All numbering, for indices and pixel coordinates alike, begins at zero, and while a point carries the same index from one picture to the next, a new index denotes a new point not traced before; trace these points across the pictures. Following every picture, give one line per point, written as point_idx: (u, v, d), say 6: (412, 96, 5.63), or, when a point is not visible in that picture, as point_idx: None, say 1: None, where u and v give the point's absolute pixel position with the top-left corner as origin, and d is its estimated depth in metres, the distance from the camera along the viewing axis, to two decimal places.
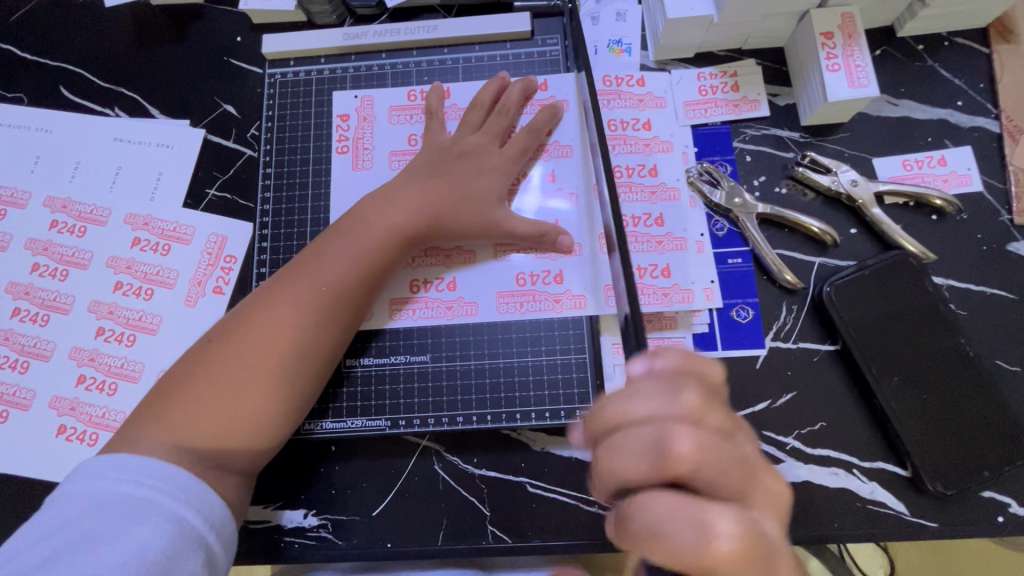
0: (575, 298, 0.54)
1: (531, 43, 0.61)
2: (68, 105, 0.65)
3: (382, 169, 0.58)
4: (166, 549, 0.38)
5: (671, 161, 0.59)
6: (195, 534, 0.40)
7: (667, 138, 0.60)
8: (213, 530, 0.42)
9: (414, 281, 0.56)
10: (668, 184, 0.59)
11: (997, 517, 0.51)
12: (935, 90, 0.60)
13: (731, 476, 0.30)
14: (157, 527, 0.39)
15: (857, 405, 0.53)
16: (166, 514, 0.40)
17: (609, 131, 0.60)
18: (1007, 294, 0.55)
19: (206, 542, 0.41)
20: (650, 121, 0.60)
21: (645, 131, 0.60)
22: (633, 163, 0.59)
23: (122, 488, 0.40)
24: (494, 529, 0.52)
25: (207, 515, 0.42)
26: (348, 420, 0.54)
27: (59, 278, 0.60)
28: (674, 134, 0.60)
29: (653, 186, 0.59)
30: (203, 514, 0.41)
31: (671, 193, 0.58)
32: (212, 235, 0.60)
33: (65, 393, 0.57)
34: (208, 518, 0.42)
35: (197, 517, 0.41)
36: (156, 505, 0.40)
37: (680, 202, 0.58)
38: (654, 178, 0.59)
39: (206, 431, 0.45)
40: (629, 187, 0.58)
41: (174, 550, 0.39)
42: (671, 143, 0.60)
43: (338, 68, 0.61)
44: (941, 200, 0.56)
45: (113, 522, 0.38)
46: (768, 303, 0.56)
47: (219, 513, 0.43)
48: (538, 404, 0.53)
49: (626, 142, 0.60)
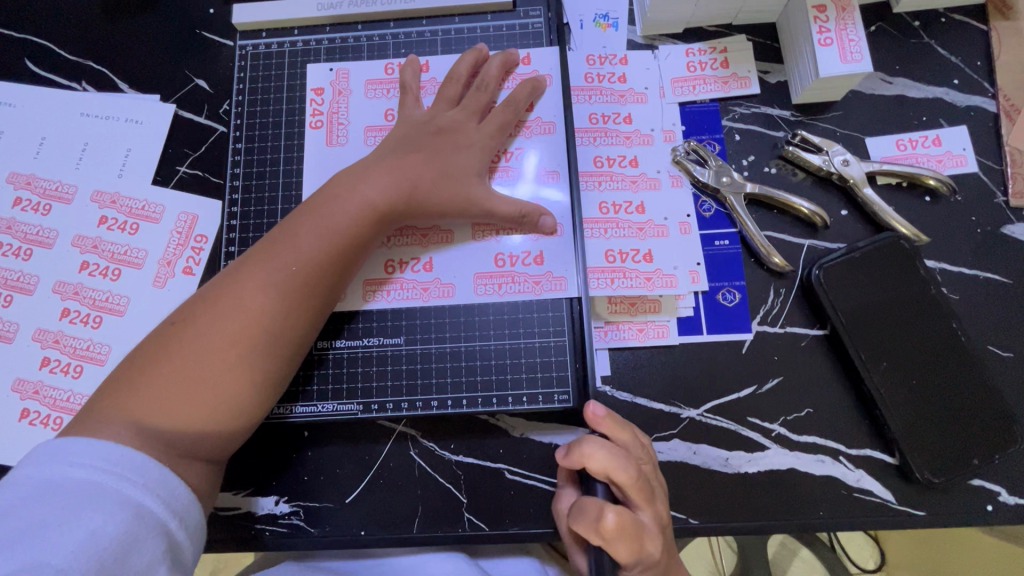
0: (555, 280, 0.53)
1: (514, 15, 0.59)
2: (34, 79, 0.62)
3: (358, 145, 0.56)
4: (122, 535, 0.36)
5: (652, 152, 0.57)
6: (155, 520, 0.39)
7: (648, 131, 0.57)
8: (175, 517, 0.40)
9: (390, 261, 0.54)
10: (648, 175, 0.56)
11: (986, 506, 0.49)
12: (931, 68, 0.58)
13: (636, 496, 0.42)
14: (110, 512, 0.37)
15: (844, 391, 0.52)
16: (123, 500, 0.38)
17: (589, 123, 0.57)
18: (1001, 279, 0.53)
19: (167, 528, 0.39)
20: (631, 115, 0.58)
21: (626, 124, 0.58)
22: (613, 154, 0.57)
23: (76, 473, 0.38)
24: (471, 516, 0.51)
25: (169, 500, 0.40)
26: (318, 405, 0.52)
27: (22, 258, 0.58)
28: (655, 126, 0.58)
29: (633, 176, 0.56)
30: (164, 500, 0.40)
31: (651, 182, 0.56)
32: (183, 214, 0.58)
33: (29, 375, 0.55)
34: (169, 504, 0.40)
35: (157, 502, 0.39)
36: (113, 490, 0.38)
37: (662, 191, 0.56)
38: (634, 168, 0.57)
39: (171, 414, 0.43)
40: (609, 177, 0.56)
41: (132, 536, 0.37)
42: (651, 138, 0.57)
43: (312, 41, 0.59)
44: (935, 181, 0.54)
45: (65, 508, 0.36)
46: (755, 286, 0.54)
47: (182, 499, 0.41)
48: (516, 388, 0.51)
49: (607, 135, 0.57)
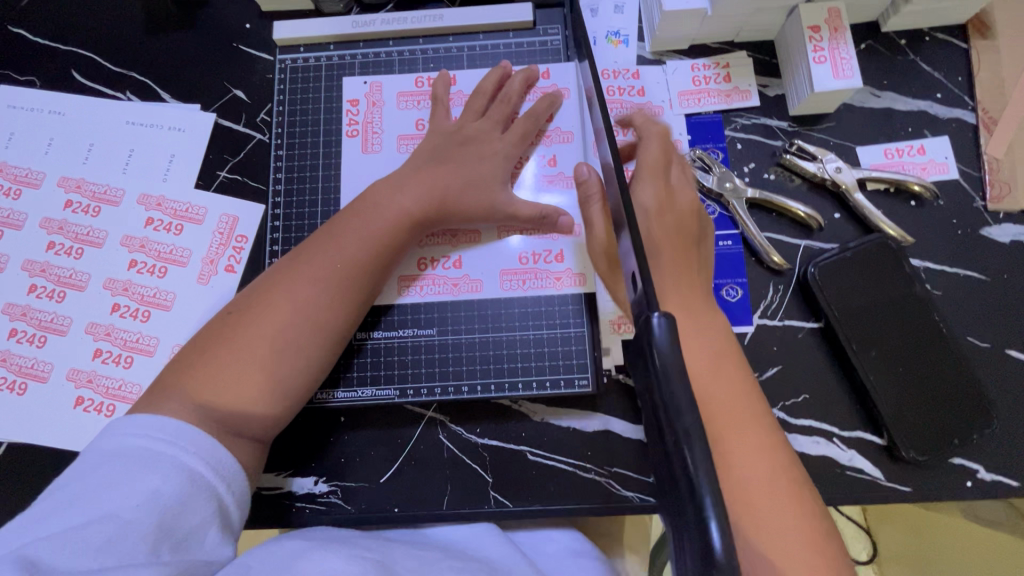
0: (575, 276, 0.58)
1: (534, 33, 0.64)
2: (81, 88, 0.67)
3: (391, 152, 0.61)
4: (178, 495, 0.40)
5: None
6: (206, 483, 0.42)
7: None
8: (223, 481, 0.44)
9: (422, 259, 0.59)
10: None
11: (966, 482, 0.54)
12: (916, 83, 0.63)
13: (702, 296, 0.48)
14: (169, 475, 0.41)
15: (837, 377, 0.57)
16: (177, 464, 0.42)
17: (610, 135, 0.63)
18: (979, 276, 0.58)
19: (217, 492, 0.43)
20: None
21: None
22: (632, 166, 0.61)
23: (136, 441, 0.42)
24: (496, 494, 0.55)
25: (217, 467, 0.44)
26: (358, 390, 0.57)
27: (74, 257, 0.62)
28: (671, 139, 0.63)
29: None
30: (212, 466, 0.43)
31: None
32: (224, 215, 0.63)
33: (82, 365, 0.59)
34: (218, 470, 0.44)
35: (207, 467, 0.43)
36: (167, 456, 0.42)
37: None
38: None
39: (222, 393, 0.46)
40: None
41: (187, 496, 0.41)
42: None
43: (347, 55, 0.64)
44: (920, 187, 0.59)
45: (127, 470, 0.40)
46: (756, 283, 0.59)
47: (228, 465, 0.45)
48: (539, 373, 0.56)
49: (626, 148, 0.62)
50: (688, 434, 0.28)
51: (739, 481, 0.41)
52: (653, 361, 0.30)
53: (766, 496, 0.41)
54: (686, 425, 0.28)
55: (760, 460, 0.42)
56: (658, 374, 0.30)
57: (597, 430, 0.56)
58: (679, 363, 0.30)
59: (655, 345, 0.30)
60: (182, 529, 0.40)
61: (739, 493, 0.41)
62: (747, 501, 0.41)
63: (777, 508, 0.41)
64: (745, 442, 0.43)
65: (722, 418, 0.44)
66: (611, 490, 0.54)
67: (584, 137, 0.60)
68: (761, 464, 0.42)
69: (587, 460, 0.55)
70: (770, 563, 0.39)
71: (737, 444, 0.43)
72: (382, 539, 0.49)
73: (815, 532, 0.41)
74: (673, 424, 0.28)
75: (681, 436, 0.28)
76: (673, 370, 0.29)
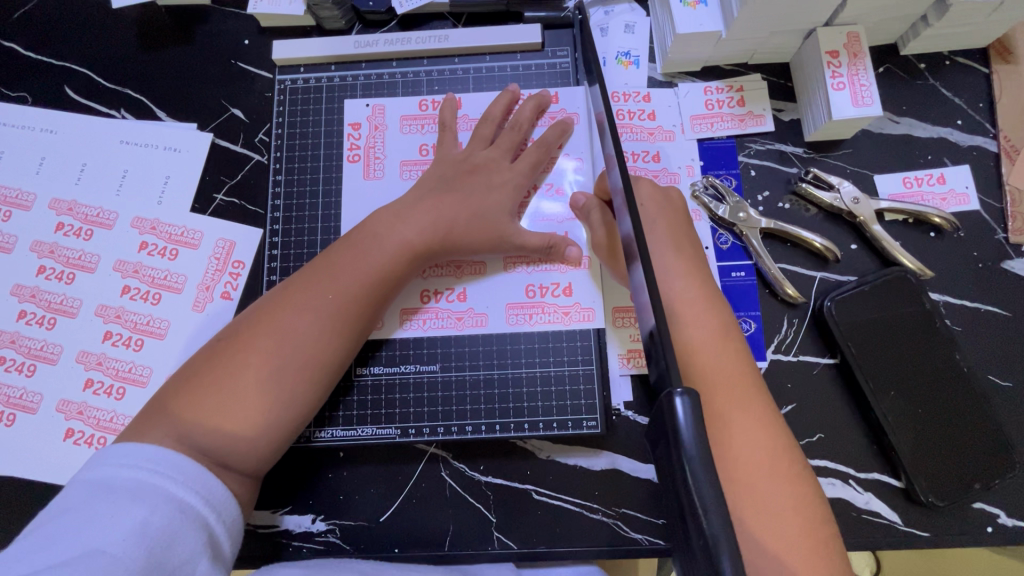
0: (583, 311, 0.56)
1: (542, 54, 0.62)
2: (74, 106, 0.64)
3: (394, 178, 0.60)
4: (167, 527, 0.39)
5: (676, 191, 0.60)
6: (196, 514, 0.41)
7: (675, 169, 0.61)
8: (213, 511, 0.42)
9: (425, 291, 0.57)
10: None
11: (986, 527, 0.52)
12: (935, 109, 0.61)
13: (707, 298, 0.47)
14: (157, 505, 0.39)
15: (852, 416, 0.55)
16: (166, 496, 0.40)
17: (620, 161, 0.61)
18: (1000, 311, 0.56)
19: (207, 523, 0.41)
20: (660, 153, 0.61)
21: (655, 162, 0.61)
22: None
23: (123, 472, 0.40)
24: (500, 535, 0.53)
25: (207, 496, 0.42)
26: (358, 429, 0.55)
27: (65, 282, 0.60)
28: (682, 165, 0.61)
29: None
30: (203, 495, 0.42)
31: None
32: (220, 240, 0.61)
33: (73, 397, 0.57)
34: (207, 500, 0.42)
35: (197, 497, 0.41)
36: (156, 487, 0.40)
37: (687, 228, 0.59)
38: None
39: (208, 421, 0.44)
40: None
41: (175, 527, 0.39)
42: (679, 175, 0.61)
43: (348, 76, 0.63)
44: (940, 219, 0.57)
45: (113, 503, 0.38)
46: (770, 316, 0.57)
47: (220, 495, 0.43)
48: (546, 414, 0.54)
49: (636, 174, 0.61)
50: (715, 536, 0.25)
51: (736, 467, 0.41)
52: (676, 450, 0.28)
53: (764, 483, 0.41)
54: (713, 528, 0.25)
55: (761, 453, 0.42)
56: (681, 468, 0.27)
57: (605, 468, 0.54)
58: (705, 457, 0.27)
59: (678, 433, 0.28)
60: (171, 561, 0.38)
61: (734, 478, 0.41)
62: (750, 497, 0.40)
63: (785, 504, 0.40)
64: (747, 430, 0.42)
65: (729, 407, 0.43)
66: (619, 532, 0.53)
67: (594, 163, 0.59)
68: (763, 457, 0.42)
69: (594, 500, 0.53)
70: (767, 555, 0.39)
71: (739, 432, 0.42)
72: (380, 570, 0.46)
73: (823, 537, 0.40)
74: (697, 524, 0.26)
75: (708, 538, 0.25)
76: (698, 464, 0.27)
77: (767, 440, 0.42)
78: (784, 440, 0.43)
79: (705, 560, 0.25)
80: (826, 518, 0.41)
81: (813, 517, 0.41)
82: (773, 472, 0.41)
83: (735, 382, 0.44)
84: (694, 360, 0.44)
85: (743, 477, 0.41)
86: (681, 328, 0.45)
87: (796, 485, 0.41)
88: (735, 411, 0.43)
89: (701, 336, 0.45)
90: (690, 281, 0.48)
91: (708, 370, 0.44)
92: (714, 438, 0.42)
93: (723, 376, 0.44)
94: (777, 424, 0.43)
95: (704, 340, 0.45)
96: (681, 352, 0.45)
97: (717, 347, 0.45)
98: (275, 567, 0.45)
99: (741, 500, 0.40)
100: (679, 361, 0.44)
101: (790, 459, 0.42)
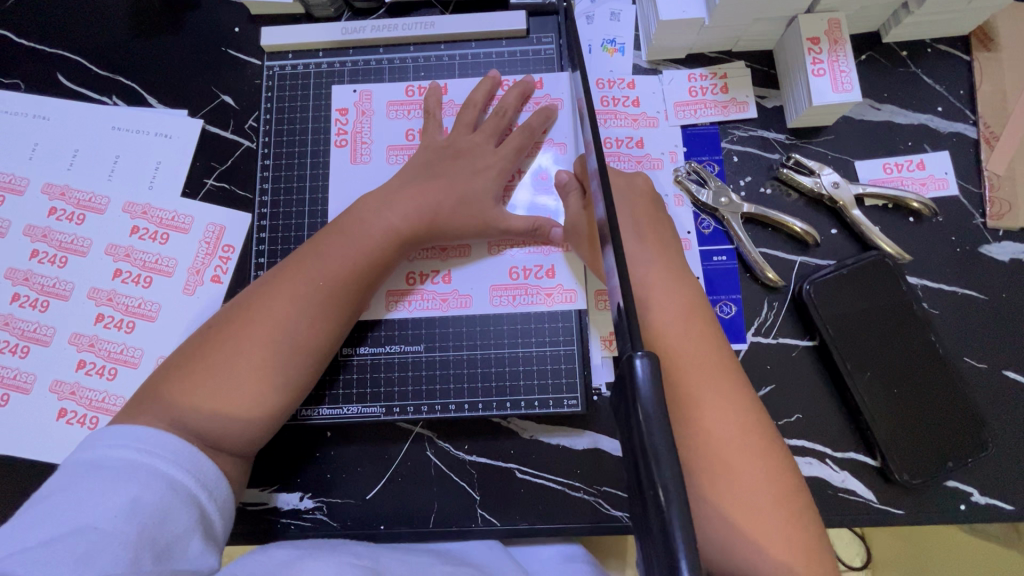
0: (566, 293, 0.57)
1: (527, 41, 0.63)
2: (66, 92, 0.65)
3: (380, 163, 0.60)
4: (160, 504, 0.38)
5: (660, 176, 0.61)
6: (187, 492, 0.41)
7: (658, 155, 0.62)
8: (205, 491, 0.42)
9: (410, 273, 0.58)
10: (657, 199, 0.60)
11: (960, 505, 0.53)
12: (916, 96, 0.62)
13: (684, 280, 0.49)
14: (148, 484, 0.39)
15: (831, 397, 0.56)
16: (157, 474, 0.40)
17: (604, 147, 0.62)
18: (977, 294, 0.57)
19: (199, 501, 0.41)
20: (643, 139, 0.62)
21: (638, 149, 0.62)
22: None
23: (110, 453, 0.40)
24: (483, 512, 0.54)
25: (199, 476, 0.42)
26: (344, 407, 0.56)
27: (58, 265, 0.61)
28: (665, 151, 0.62)
29: None
30: (193, 474, 0.42)
31: None
32: (210, 224, 0.62)
33: (65, 377, 0.58)
34: (199, 479, 0.42)
35: (187, 476, 0.41)
36: (146, 465, 0.40)
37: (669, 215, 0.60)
38: None
39: (198, 404, 0.44)
40: None
41: (168, 505, 0.39)
42: (662, 161, 0.61)
43: (336, 62, 0.64)
44: (919, 204, 0.58)
45: (103, 482, 0.38)
46: (750, 299, 0.58)
47: (211, 475, 0.43)
48: (528, 393, 0.56)
49: (619, 159, 0.61)
50: (667, 490, 0.27)
51: (707, 440, 0.42)
52: (634, 412, 0.29)
53: (734, 456, 0.42)
54: (666, 482, 0.27)
55: (731, 426, 0.43)
56: (638, 431, 0.29)
57: (587, 448, 0.55)
58: (661, 418, 0.29)
59: (637, 392, 0.29)
60: (164, 538, 0.38)
61: (704, 449, 0.42)
62: (721, 471, 0.41)
63: (756, 477, 0.41)
64: (717, 404, 0.43)
65: (702, 384, 0.44)
66: (600, 510, 0.54)
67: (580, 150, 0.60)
68: (733, 430, 0.43)
69: (576, 479, 0.54)
70: (737, 529, 0.40)
71: (710, 407, 0.43)
72: (369, 546, 0.47)
73: (795, 509, 0.41)
74: (650, 479, 0.28)
75: (659, 490, 0.27)
76: (655, 425, 0.28)
77: (739, 415, 0.43)
78: (759, 416, 0.44)
79: (657, 520, 0.27)
80: (799, 490, 0.42)
81: (787, 489, 0.42)
82: (745, 447, 0.42)
83: (706, 358, 0.45)
84: (666, 338, 0.45)
85: (713, 449, 0.42)
86: (657, 308, 0.47)
87: (769, 458, 0.42)
88: (707, 387, 0.44)
89: (672, 314, 0.46)
90: (665, 264, 0.49)
91: (682, 347, 0.45)
92: (686, 413, 0.43)
93: (694, 354, 0.45)
94: (749, 398, 0.44)
95: (676, 320, 0.46)
96: (657, 330, 0.45)
97: (692, 326, 0.46)
98: (270, 548, 0.41)
99: (708, 471, 0.41)
100: (655, 338, 0.45)
101: (763, 433, 0.43)
